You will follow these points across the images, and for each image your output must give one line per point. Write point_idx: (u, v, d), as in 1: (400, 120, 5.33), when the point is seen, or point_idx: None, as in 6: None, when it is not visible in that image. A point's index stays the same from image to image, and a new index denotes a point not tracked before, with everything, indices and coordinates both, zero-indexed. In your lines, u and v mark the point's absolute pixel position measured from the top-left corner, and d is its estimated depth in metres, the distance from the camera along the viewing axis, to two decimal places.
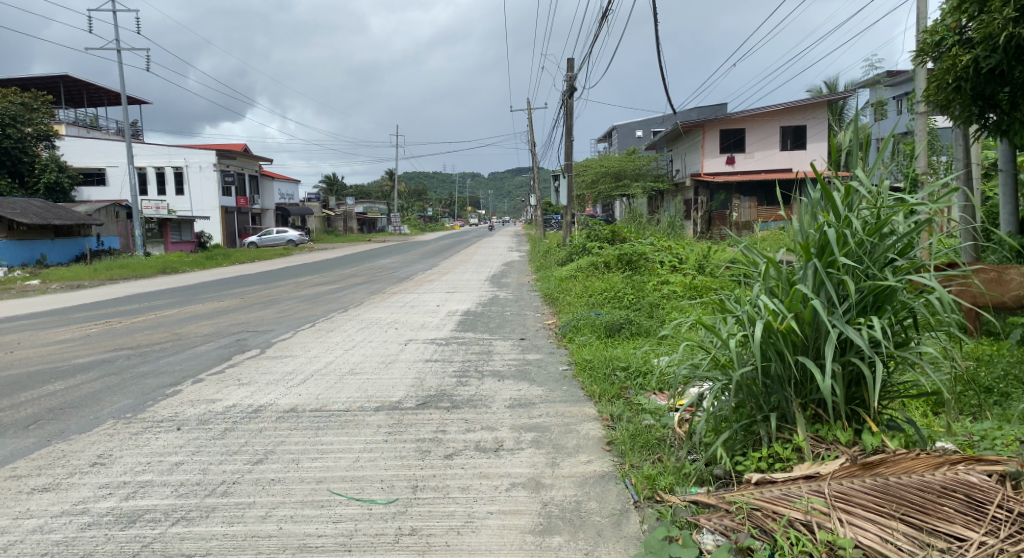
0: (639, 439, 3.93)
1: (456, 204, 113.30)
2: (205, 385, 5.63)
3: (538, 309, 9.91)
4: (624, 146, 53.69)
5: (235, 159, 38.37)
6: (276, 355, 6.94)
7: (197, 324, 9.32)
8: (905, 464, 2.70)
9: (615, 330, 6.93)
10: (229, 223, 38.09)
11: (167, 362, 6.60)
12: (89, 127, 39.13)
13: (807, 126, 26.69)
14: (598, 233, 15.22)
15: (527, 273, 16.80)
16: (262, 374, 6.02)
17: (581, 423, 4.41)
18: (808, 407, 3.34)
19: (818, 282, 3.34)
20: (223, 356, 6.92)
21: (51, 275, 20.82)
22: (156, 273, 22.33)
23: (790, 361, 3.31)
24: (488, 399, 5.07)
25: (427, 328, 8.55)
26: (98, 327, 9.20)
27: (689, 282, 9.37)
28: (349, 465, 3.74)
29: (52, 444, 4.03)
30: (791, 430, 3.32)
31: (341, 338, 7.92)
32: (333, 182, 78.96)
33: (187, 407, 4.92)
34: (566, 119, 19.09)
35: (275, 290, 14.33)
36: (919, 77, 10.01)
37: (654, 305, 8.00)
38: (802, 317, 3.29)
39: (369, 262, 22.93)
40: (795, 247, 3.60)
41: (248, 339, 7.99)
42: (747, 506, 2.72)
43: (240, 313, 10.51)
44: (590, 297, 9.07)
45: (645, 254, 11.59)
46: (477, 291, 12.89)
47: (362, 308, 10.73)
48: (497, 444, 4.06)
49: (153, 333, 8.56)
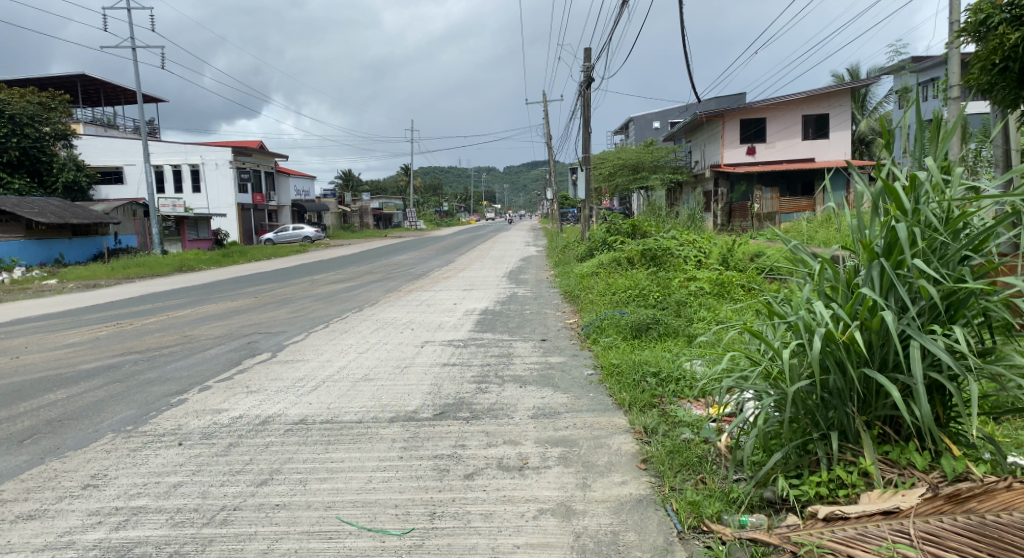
0: (677, 456, 3.58)
1: (471, 199, 113.10)
2: (212, 394, 5.35)
3: (558, 307, 9.56)
4: (640, 138, 52.98)
5: (251, 156, 38.35)
6: (288, 359, 6.67)
7: (209, 325, 9.09)
8: (1002, 496, 2.35)
9: (641, 330, 6.56)
10: (246, 221, 38.13)
11: (174, 367, 6.34)
12: (107, 127, 39.37)
13: (831, 114, 26.01)
14: (618, 227, 14.80)
15: (545, 269, 16.45)
16: (272, 381, 5.74)
17: (612, 436, 4.07)
18: (873, 425, 2.97)
19: (885, 285, 2.95)
20: (232, 361, 6.64)
21: (68, 274, 20.80)
22: (172, 271, 22.27)
23: (852, 375, 2.94)
24: (510, 408, 4.73)
25: (444, 329, 8.24)
26: (108, 329, 8.99)
27: (717, 278, 8.98)
28: (361, 487, 3.42)
29: (44, 463, 3.76)
30: (855, 450, 2.95)
31: (355, 340, 7.63)
32: (350, 178, 79.15)
33: (190, 419, 4.64)
34: (583, 110, 18.64)
35: (290, 289, 14.11)
36: (957, 58, 9.46)
37: (681, 304, 7.59)
38: (865, 325, 2.91)
39: (385, 258, 22.70)
40: (855, 244, 3.20)
41: (259, 341, 7.73)
42: (819, 548, 2.38)
43: (253, 313, 10.26)
44: (613, 295, 8.70)
45: (670, 249, 11.17)
46: (495, 288, 12.58)
47: (377, 307, 10.46)
48: (521, 461, 3.72)
49: (164, 336, 8.33)
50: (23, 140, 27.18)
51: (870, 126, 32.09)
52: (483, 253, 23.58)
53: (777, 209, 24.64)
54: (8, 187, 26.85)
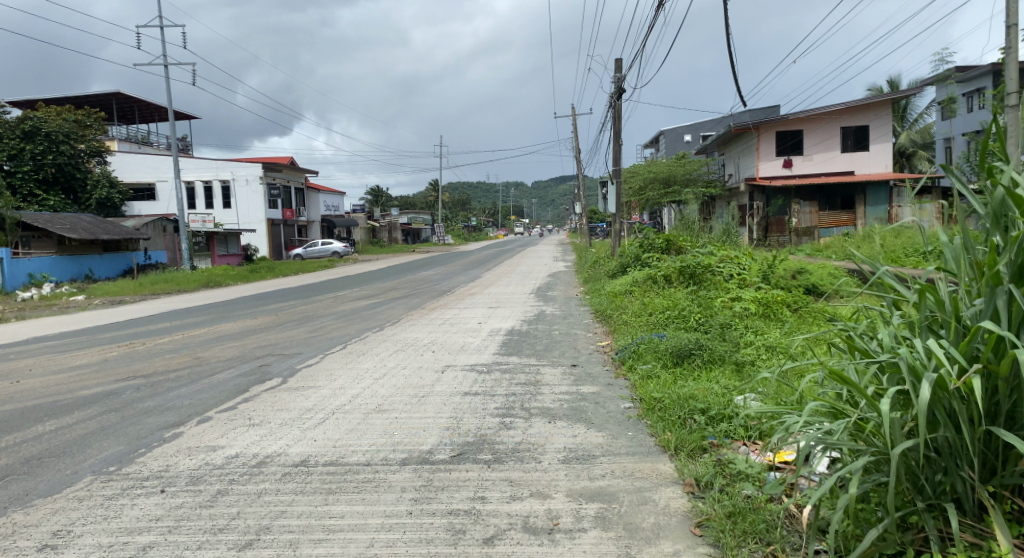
0: (741, 521, 2.95)
1: (499, 214, 113.21)
2: (210, 427, 4.90)
3: (590, 328, 8.95)
4: (670, 152, 52.19)
5: (281, 172, 38.56)
6: (299, 385, 6.18)
7: (223, 346, 8.73)
8: None
9: (682, 357, 5.96)
10: (276, 236, 38.28)
11: (176, 395, 5.94)
12: (141, 144, 40.13)
13: (871, 126, 25.07)
14: (652, 242, 14.15)
15: (574, 286, 15.87)
16: (277, 412, 5.26)
17: (657, 489, 3.46)
18: (1002, 497, 2.30)
19: (1013, 322, 2.33)
20: (239, 388, 6.20)
21: (96, 290, 20.90)
22: (200, 287, 22.21)
23: (971, 432, 2.27)
24: (538, 450, 4.15)
25: (467, 351, 7.69)
26: (119, 350, 8.71)
27: (764, 299, 8.31)
28: (361, 554, 2.89)
29: (6, 514, 3.34)
30: (976, 529, 2.29)
31: (372, 364, 7.12)
32: (379, 194, 79.71)
33: (181, 458, 4.17)
34: (614, 121, 18.08)
35: (311, 306, 13.73)
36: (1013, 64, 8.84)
37: (726, 327, 6.94)
38: (989, 371, 2.27)
39: (412, 274, 22.36)
40: (968, 268, 2.55)
41: (272, 364, 7.31)
42: None
43: (269, 333, 9.86)
44: (651, 316, 8.05)
45: (710, 267, 10.48)
46: (521, 306, 11.99)
47: (399, 327, 9.99)
48: (551, 522, 3.13)
49: (173, 357, 8.00)
50: (59, 157, 27.61)
51: (910, 138, 31.05)
52: (510, 268, 23.08)
53: (817, 225, 23.88)
54: (44, 204, 27.26)
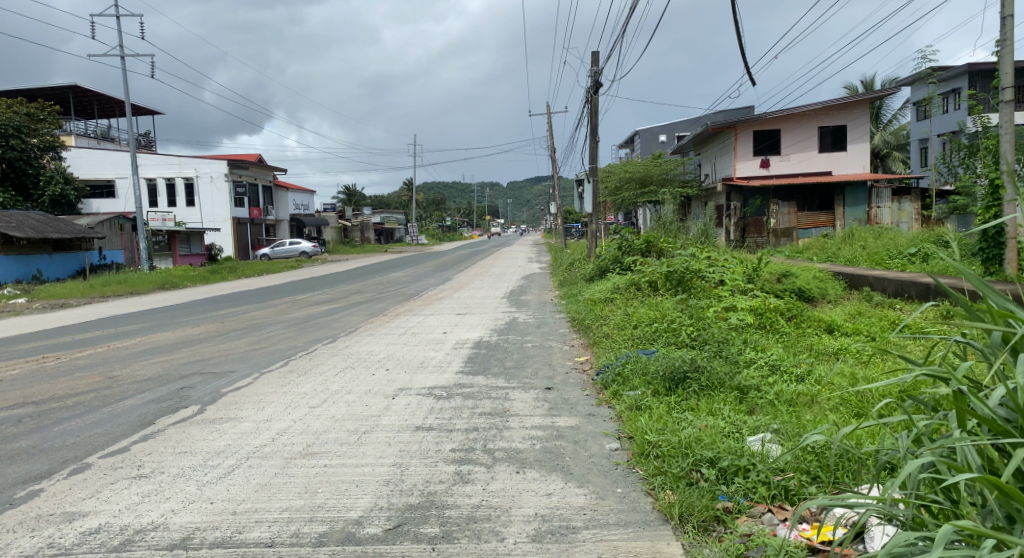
0: None
1: (473, 214, 112.06)
2: (84, 480, 3.82)
3: (567, 340, 7.99)
4: (646, 152, 51.58)
5: (247, 170, 36.99)
6: (215, 418, 5.09)
7: (146, 362, 7.58)
8: None
9: (676, 382, 5.02)
10: (240, 235, 36.71)
11: (62, 431, 4.83)
12: (98, 139, 38.18)
13: (850, 126, 24.53)
14: (631, 244, 13.28)
15: (549, 289, 14.89)
16: (178, 456, 4.19)
17: None
18: None
19: None
20: (143, 420, 5.09)
21: (40, 292, 19.35)
22: (155, 289, 20.77)
23: None
24: (500, 519, 3.15)
25: (427, 369, 6.67)
26: (25, 366, 7.53)
27: (759, 309, 7.40)
28: None
29: None
30: None
31: (312, 387, 6.02)
32: (352, 193, 78.01)
33: (19, 536, 3.10)
34: (591, 117, 17.17)
35: (263, 312, 12.52)
36: (1008, 58, 8.23)
37: (723, 341, 6.04)
38: None
39: (381, 275, 21.17)
40: None
41: (196, 386, 6.20)
42: None
43: (206, 345, 8.67)
44: (636, 329, 7.11)
45: (700, 271, 9.48)
46: (493, 313, 10.98)
47: (354, 338, 8.89)
48: None
49: (82, 378, 6.80)
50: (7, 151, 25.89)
51: (884, 139, 30.80)
52: (484, 269, 22.00)
53: (795, 225, 22.61)
54: None
